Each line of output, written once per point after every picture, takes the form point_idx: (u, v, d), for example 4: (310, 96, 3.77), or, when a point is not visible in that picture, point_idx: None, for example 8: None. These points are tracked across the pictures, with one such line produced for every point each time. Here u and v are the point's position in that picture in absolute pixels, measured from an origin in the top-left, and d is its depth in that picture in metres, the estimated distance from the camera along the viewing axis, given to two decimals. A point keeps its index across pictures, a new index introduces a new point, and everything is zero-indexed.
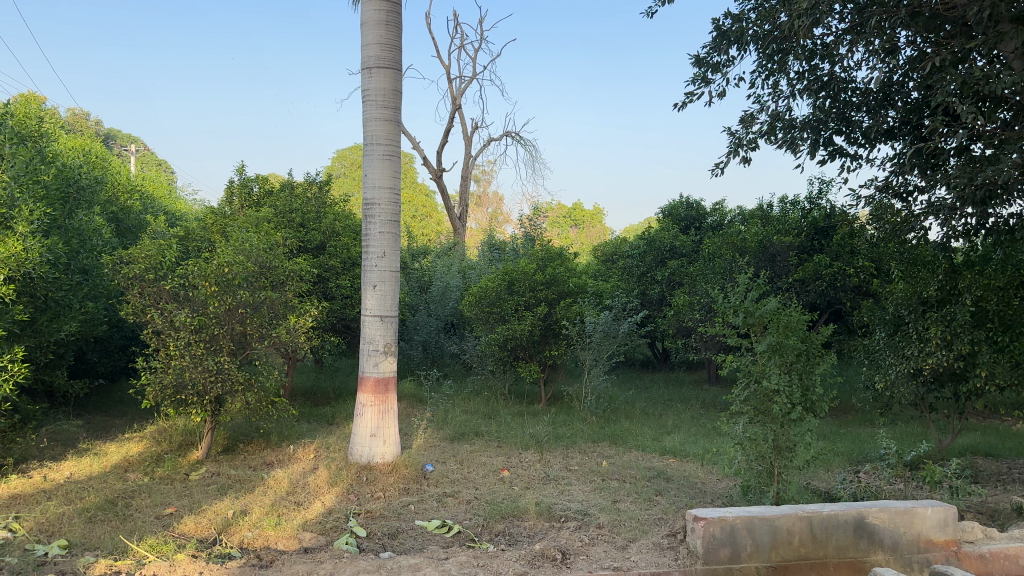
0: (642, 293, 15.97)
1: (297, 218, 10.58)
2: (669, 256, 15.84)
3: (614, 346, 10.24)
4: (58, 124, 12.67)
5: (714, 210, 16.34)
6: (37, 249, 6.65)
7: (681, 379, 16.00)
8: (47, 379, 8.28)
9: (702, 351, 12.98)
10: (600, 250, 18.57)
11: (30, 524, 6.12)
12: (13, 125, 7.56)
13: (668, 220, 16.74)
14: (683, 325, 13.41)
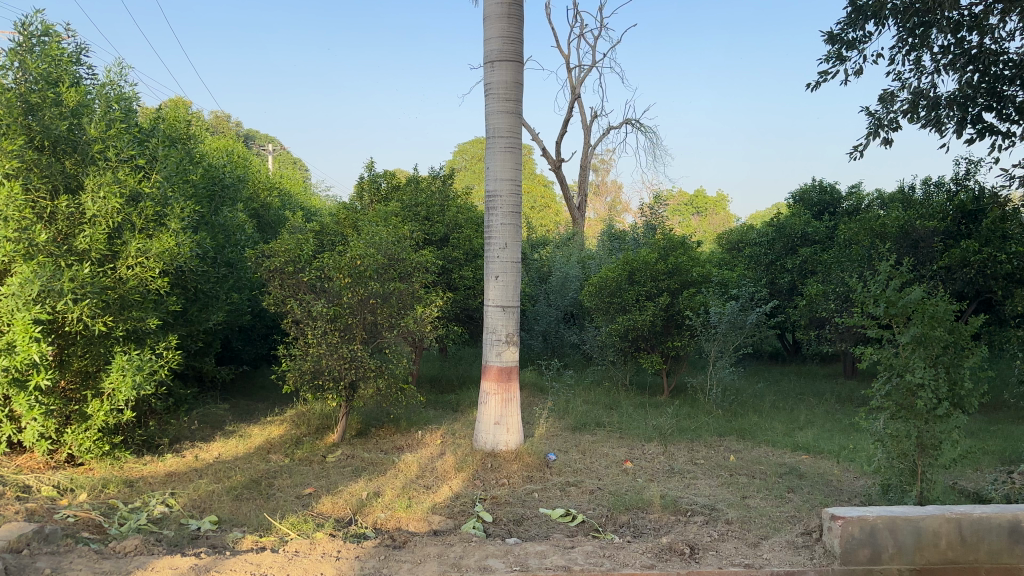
0: (771, 282, 15.46)
1: (422, 212, 10.86)
2: (801, 243, 15.14)
3: (739, 338, 9.76)
4: (205, 126, 13.56)
5: (848, 195, 15.51)
6: (187, 244, 7.13)
7: (814, 372, 15.38)
8: (197, 365, 8.89)
9: (837, 343, 12.39)
10: (726, 238, 18.07)
11: (185, 499, 6.62)
12: (164, 128, 8.10)
13: (800, 205, 16.07)
14: (817, 315, 12.84)
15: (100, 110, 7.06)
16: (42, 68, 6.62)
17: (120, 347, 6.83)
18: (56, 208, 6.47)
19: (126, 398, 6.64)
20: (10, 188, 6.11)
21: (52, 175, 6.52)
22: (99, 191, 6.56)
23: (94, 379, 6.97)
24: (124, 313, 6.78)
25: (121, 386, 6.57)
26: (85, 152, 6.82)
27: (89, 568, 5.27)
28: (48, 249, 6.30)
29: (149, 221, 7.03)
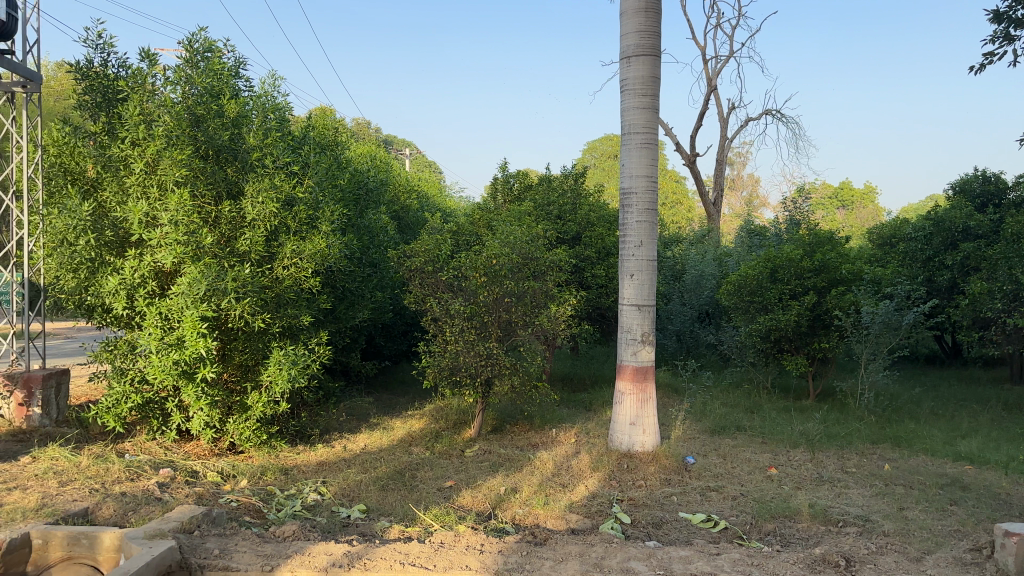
0: (928, 280, 14.53)
1: (554, 211, 10.98)
2: (961, 238, 14.10)
3: (895, 339, 9.27)
4: (350, 133, 14.29)
5: (1015, 185, 14.25)
6: (337, 245, 7.52)
7: (978, 377, 14.32)
8: (344, 361, 9.36)
9: (1005, 346, 11.47)
10: (877, 233, 17.11)
11: (335, 488, 6.95)
12: (313, 136, 8.57)
13: (960, 196, 15.05)
14: (981, 315, 11.94)
15: (257, 119, 7.53)
16: (206, 83, 7.19)
17: (277, 342, 7.26)
18: (220, 214, 7.08)
19: (282, 391, 7.06)
20: (180, 194, 6.59)
21: (216, 182, 7.17)
22: (258, 196, 7.02)
23: (252, 372, 7.46)
24: (280, 311, 7.26)
25: (277, 380, 6.99)
26: (244, 160, 7.37)
27: (254, 551, 5.61)
28: (213, 250, 6.84)
29: (302, 224, 7.47)
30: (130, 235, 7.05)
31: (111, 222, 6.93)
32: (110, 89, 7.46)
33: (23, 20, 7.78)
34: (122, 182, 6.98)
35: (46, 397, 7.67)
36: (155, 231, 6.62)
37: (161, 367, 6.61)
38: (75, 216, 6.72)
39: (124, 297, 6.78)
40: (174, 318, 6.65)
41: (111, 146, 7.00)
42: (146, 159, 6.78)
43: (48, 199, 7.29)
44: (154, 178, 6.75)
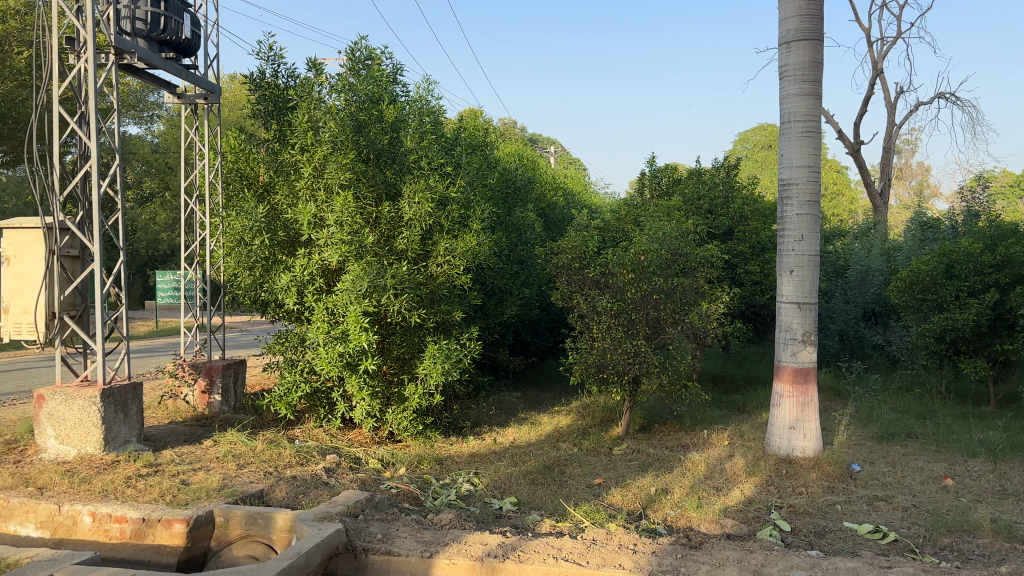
0: None
1: (705, 205, 10.76)
2: None
3: None
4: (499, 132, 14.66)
5: None
6: (487, 243, 7.80)
7: None
8: (493, 356, 9.64)
9: None
10: None
11: (487, 480, 7.11)
12: (466, 138, 8.94)
13: None
14: None
15: (414, 123, 7.96)
16: (367, 89, 7.67)
17: (431, 336, 7.71)
18: (380, 214, 7.60)
19: (437, 383, 7.46)
20: (344, 196, 7.14)
21: (376, 184, 7.69)
22: (415, 196, 7.48)
23: (408, 365, 7.93)
24: (435, 307, 7.66)
25: (432, 372, 7.40)
26: (402, 162, 7.83)
27: (414, 537, 5.82)
28: (374, 249, 7.33)
29: (455, 223, 7.84)
30: (300, 235, 7.67)
31: (283, 223, 7.59)
32: (280, 98, 8.14)
33: (204, 36, 8.40)
34: (293, 186, 7.67)
35: (225, 385, 8.34)
36: (321, 231, 7.24)
37: (328, 358, 7.19)
38: (251, 219, 7.39)
39: (295, 292, 7.43)
40: (339, 313, 7.23)
41: (285, 152, 7.69)
42: (315, 163, 7.43)
43: (228, 203, 8.04)
44: (322, 181, 7.39)
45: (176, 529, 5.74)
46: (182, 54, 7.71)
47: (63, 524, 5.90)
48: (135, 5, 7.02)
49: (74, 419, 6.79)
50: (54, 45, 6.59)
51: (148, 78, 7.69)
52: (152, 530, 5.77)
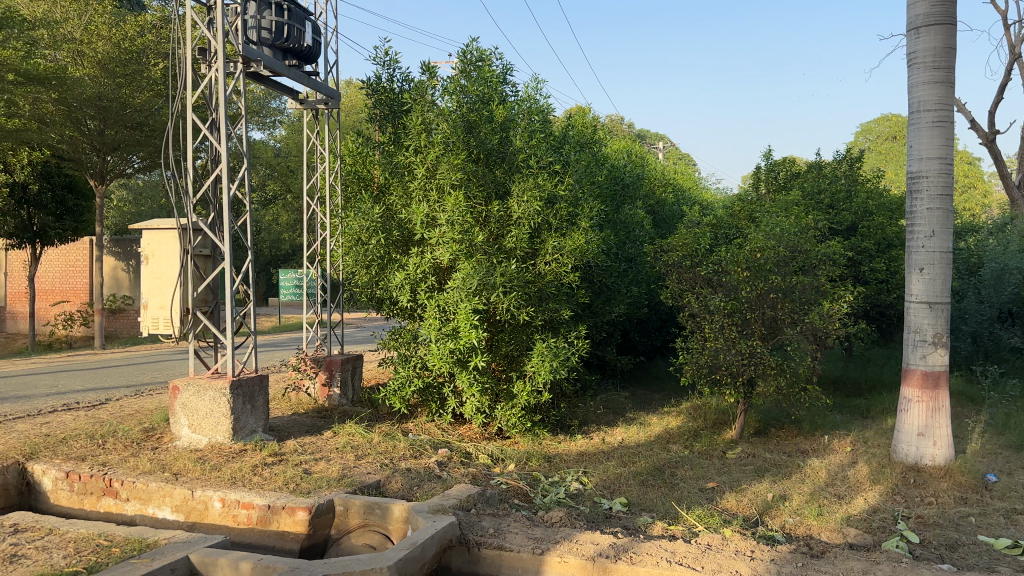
0: None
1: (826, 199, 10.39)
2: None
3: None
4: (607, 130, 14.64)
5: None
6: (595, 241, 7.77)
7: None
8: (601, 354, 9.73)
9: None
10: None
11: (597, 479, 7.08)
12: (575, 136, 9.03)
13: None
14: None
15: (522, 123, 8.08)
16: (478, 90, 7.87)
17: (539, 334, 7.78)
18: (489, 213, 7.75)
19: (544, 381, 7.50)
20: (455, 196, 7.30)
21: (486, 184, 7.84)
22: (524, 195, 7.57)
23: (517, 362, 8.03)
24: (543, 305, 7.73)
25: (541, 370, 7.43)
26: (511, 161, 7.99)
27: (526, 533, 5.84)
28: (484, 248, 7.45)
29: (563, 221, 7.85)
30: (413, 234, 7.92)
31: (398, 223, 7.87)
32: (395, 102, 8.45)
33: (325, 43, 8.73)
34: (406, 186, 7.96)
35: (344, 378, 8.69)
36: (433, 231, 7.43)
37: (440, 354, 7.38)
38: (368, 219, 7.67)
39: (408, 290, 7.67)
40: (450, 311, 7.41)
41: (399, 155, 7.99)
42: (427, 165, 7.64)
43: (346, 204, 8.40)
44: (434, 182, 7.60)
45: (298, 517, 6.01)
46: (304, 61, 8.03)
47: (196, 509, 6.29)
48: (262, 16, 7.32)
49: (206, 409, 7.23)
50: (189, 57, 6.98)
51: (273, 85, 8.06)
52: (276, 516, 6.07)
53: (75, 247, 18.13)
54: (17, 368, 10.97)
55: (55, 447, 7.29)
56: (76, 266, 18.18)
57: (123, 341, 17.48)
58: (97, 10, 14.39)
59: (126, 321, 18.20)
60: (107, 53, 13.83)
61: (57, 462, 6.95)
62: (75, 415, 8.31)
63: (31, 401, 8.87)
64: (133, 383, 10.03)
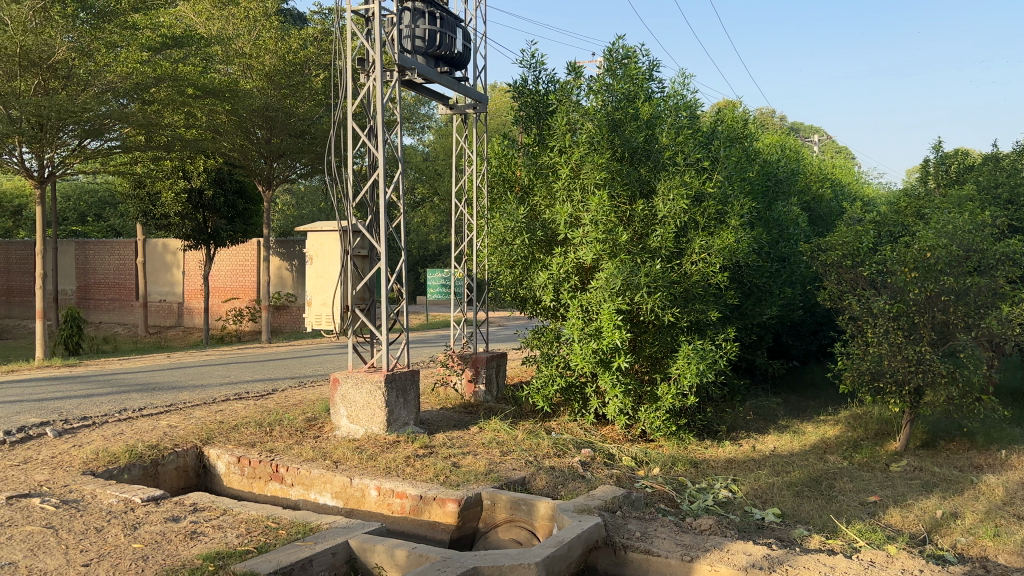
0: None
1: (1004, 193, 9.75)
2: None
3: None
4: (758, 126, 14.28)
5: None
6: (746, 240, 7.55)
7: None
8: (751, 357, 9.66)
9: None
10: None
11: (746, 488, 6.83)
12: (726, 133, 8.94)
13: None
14: None
15: (670, 120, 7.98)
16: (623, 89, 7.93)
17: (685, 336, 7.65)
18: (634, 211, 7.72)
19: (691, 383, 7.37)
20: (599, 196, 7.33)
21: (631, 183, 7.81)
22: (670, 193, 7.47)
23: (660, 364, 7.91)
24: (689, 306, 7.60)
25: (687, 372, 7.32)
26: (657, 159, 7.91)
27: (674, 539, 5.70)
28: (628, 248, 7.42)
29: (711, 219, 7.69)
30: (557, 235, 8.01)
31: (542, 224, 7.98)
32: (541, 103, 8.60)
33: (474, 48, 8.94)
34: (551, 187, 8.08)
35: (489, 375, 8.88)
36: (577, 231, 7.47)
37: (583, 354, 7.41)
38: (514, 220, 7.88)
39: (552, 290, 7.77)
40: (593, 310, 7.42)
41: (544, 156, 8.12)
42: (572, 165, 7.71)
43: (491, 205, 8.62)
44: (578, 182, 7.64)
45: (449, 508, 6.20)
46: (455, 67, 8.28)
47: (354, 496, 6.64)
48: (416, 25, 7.71)
49: (363, 401, 7.62)
50: (349, 67, 7.36)
51: (425, 91, 8.34)
52: (427, 507, 6.28)
53: (245, 248, 19.69)
54: (196, 359, 12.03)
55: (229, 433, 7.93)
56: (245, 265, 19.73)
57: (286, 335, 18.79)
58: (265, 26, 15.58)
59: (289, 317, 19.57)
60: (273, 66, 14.96)
61: (230, 447, 7.56)
62: (246, 404, 9.01)
63: (209, 390, 9.70)
64: (295, 375, 10.74)
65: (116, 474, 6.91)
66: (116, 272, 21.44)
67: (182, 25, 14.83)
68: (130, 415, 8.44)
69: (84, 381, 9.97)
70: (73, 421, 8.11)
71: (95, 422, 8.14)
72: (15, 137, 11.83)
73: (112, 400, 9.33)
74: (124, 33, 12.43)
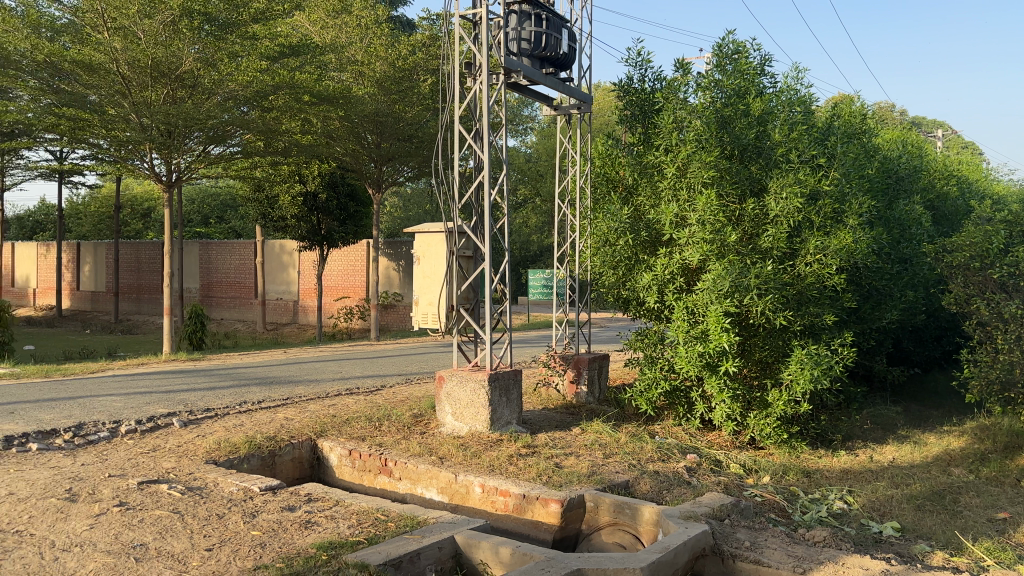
0: None
1: None
2: None
3: None
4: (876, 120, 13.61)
5: None
6: (865, 240, 7.21)
7: None
8: (868, 363, 9.30)
9: None
10: None
11: (863, 500, 6.50)
12: (842, 128, 8.57)
13: None
14: None
15: (783, 116, 7.73)
16: (733, 84, 7.77)
17: (798, 340, 7.36)
18: (743, 211, 7.51)
19: (804, 390, 7.09)
20: (707, 195, 7.16)
21: (741, 181, 7.59)
22: (783, 192, 7.22)
23: (771, 369, 7.65)
24: (803, 309, 7.32)
25: (799, 379, 7.05)
26: (769, 156, 7.67)
27: (785, 550, 5.48)
28: (736, 248, 7.21)
29: (827, 219, 7.38)
30: (661, 235, 7.88)
31: (646, 224, 7.88)
32: (647, 102, 8.53)
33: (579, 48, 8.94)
34: (656, 187, 7.98)
35: (591, 376, 8.83)
36: (683, 231, 7.33)
37: (688, 358, 7.27)
38: (618, 220, 7.81)
39: (656, 291, 7.65)
40: (699, 313, 7.25)
41: (649, 155, 8.02)
42: (678, 164, 7.58)
43: (594, 205, 8.58)
44: (684, 181, 7.50)
45: (552, 509, 6.20)
46: (559, 68, 8.28)
47: (459, 492, 6.76)
48: (522, 27, 7.78)
49: (468, 399, 7.74)
50: (456, 72, 7.50)
51: (528, 92, 8.38)
52: (530, 506, 6.31)
53: (355, 248, 20.45)
54: (309, 355, 12.59)
55: (340, 427, 8.24)
56: (356, 265, 20.48)
57: (395, 332, 19.39)
58: (376, 33, 16.13)
59: (396, 316, 20.22)
60: (384, 72, 15.48)
61: (342, 440, 7.85)
62: (357, 399, 9.35)
63: (322, 384, 10.13)
64: (403, 372, 11.06)
65: (237, 463, 7.31)
66: (236, 272, 22.72)
67: (300, 35, 15.54)
68: (250, 408, 8.91)
69: (209, 374, 10.61)
70: (198, 412, 8.63)
71: (218, 413, 8.65)
72: (148, 145, 12.74)
73: (234, 393, 9.89)
74: (244, 43, 13.16)
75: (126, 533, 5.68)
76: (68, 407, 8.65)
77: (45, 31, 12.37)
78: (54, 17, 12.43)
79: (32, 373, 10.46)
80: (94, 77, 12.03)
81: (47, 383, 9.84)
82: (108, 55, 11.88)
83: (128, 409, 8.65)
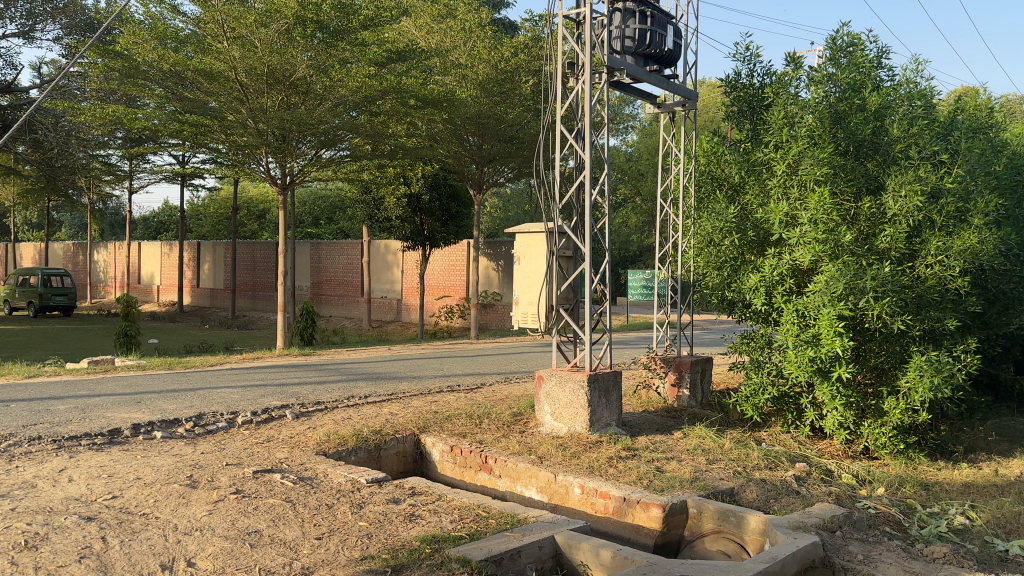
0: None
1: None
2: None
3: None
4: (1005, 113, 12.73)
5: None
6: (993, 240, 6.77)
7: None
8: (995, 371, 8.73)
9: None
10: None
11: (987, 516, 6.08)
12: (966, 122, 8.12)
13: None
14: None
15: (902, 111, 7.38)
16: (848, 78, 7.39)
17: (917, 346, 6.97)
18: (859, 210, 7.19)
19: (923, 399, 6.69)
20: (820, 193, 6.87)
21: (856, 179, 7.26)
22: (902, 189, 6.86)
23: (887, 376, 7.29)
24: (922, 313, 6.93)
25: (918, 387, 6.67)
26: (886, 153, 7.31)
27: (901, 565, 5.19)
28: (851, 249, 6.90)
29: (950, 218, 6.98)
30: (770, 235, 7.63)
31: (754, 223, 7.65)
32: (755, 97, 8.36)
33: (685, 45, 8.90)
34: (765, 185, 7.73)
35: (693, 380, 8.73)
36: (794, 230, 7.07)
37: (798, 362, 7.01)
38: (724, 219, 7.63)
39: (764, 293, 7.41)
40: (811, 317, 6.96)
41: (758, 152, 7.79)
42: (789, 161, 7.33)
43: (699, 204, 8.47)
44: (795, 179, 7.24)
45: (653, 513, 6.10)
46: (664, 65, 8.17)
47: (559, 492, 6.76)
48: (626, 25, 7.72)
49: (567, 399, 7.73)
50: (560, 73, 7.51)
51: (632, 91, 8.30)
52: (631, 509, 6.24)
53: (457, 248, 20.84)
54: (412, 352, 12.93)
55: (442, 423, 8.41)
56: (457, 265, 20.87)
57: (494, 331, 19.64)
58: (480, 37, 16.48)
59: (495, 315, 20.50)
60: (487, 75, 15.72)
61: (443, 436, 8.02)
62: (458, 396, 9.52)
63: (425, 381, 10.37)
64: (503, 370, 11.18)
65: (345, 455, 7.59)
66: (343, 271, 23.61)
67: (407, 41, 15.95)
68: (357, 402, 9.22)
69: (318, 369, 11.06)
70: (309, 405, 9.01)
71: (327, 407, 8.99)
72: (265, 150, 13.42)
73: (341, 387, 10.26)
74: (355, 50, 13.37)
75: (242, 519, 5.99)
76: (192, 397, 9.21)
77: (169, 43, 12.96)
78: (178, 29, 12.95)
79: (160, 364, 11.20)
80: (214, 85, 12.72)
81: (174, 374, 10.52)
82: (228, 64, 12.57)
83: (245, 401, 9.13)
